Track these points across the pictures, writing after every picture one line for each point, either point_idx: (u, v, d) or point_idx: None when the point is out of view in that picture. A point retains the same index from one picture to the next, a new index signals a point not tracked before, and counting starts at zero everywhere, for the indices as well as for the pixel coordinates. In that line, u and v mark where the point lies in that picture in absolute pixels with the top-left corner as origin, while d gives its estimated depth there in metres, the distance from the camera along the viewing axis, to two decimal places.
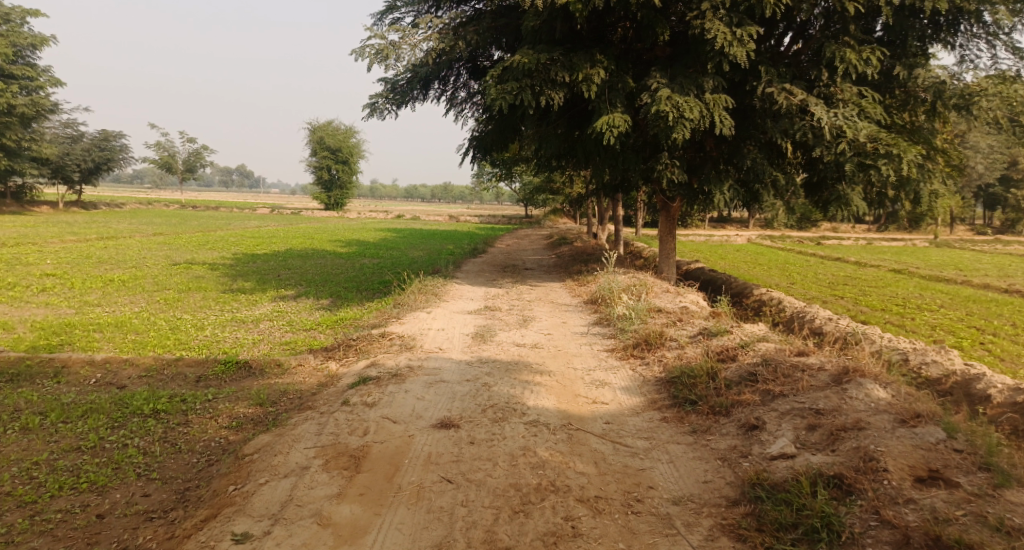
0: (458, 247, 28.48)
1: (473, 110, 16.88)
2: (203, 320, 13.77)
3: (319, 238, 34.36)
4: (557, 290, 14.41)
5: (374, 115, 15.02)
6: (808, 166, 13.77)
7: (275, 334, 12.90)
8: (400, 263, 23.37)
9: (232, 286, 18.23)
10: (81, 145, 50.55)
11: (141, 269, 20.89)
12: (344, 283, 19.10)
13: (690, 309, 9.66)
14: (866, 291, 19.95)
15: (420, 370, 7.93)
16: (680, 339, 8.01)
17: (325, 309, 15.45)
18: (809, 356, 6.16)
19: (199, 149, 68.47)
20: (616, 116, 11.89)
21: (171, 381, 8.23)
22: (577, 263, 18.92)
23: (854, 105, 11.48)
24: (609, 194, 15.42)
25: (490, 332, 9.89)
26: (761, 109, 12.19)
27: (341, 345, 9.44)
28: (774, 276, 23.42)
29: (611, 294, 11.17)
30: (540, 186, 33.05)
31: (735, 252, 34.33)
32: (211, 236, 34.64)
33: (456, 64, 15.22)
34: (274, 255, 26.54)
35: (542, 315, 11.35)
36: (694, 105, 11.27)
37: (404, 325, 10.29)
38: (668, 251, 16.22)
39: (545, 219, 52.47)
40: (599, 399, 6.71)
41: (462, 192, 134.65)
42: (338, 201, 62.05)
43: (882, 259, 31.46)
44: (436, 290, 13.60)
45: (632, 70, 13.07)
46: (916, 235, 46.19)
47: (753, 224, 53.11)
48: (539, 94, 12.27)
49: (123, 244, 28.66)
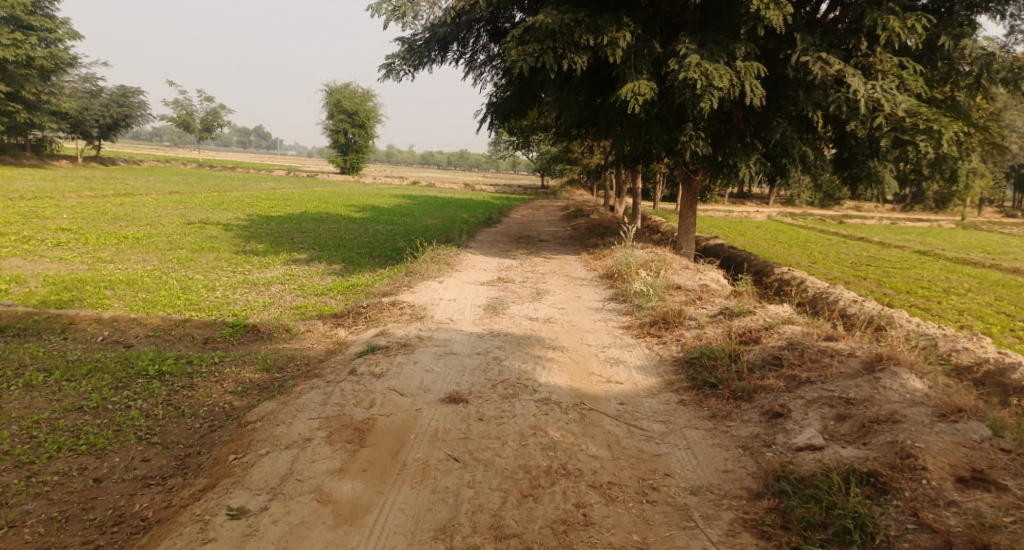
0: (473, 216, 28.19)
1: (492, 74, 16.44)
2: (214, 281, 13.65)
3: (334, 202, 34.15)
4: (573, 263, 14.11)
5: (390, 76, 14.65)
6: (838, 141, 13.30)
7: (285, 297, 12.76)
8: (414, 230, 23.15)
9: (245, 248, 18.11)
10: (100, 101, 50.45)
11: (155, 228, 20.82)
12: (357, 248, 18.91)
13: (709, 287, 9.37)
14: (890, 273, 19.48)
15: (430, 341, 7.74)
16: (699, 318, 7.74)
17: (337, 274, 15.28)
18: (837, 341, 5.88)
19: (217, 109, 68.24)
20: (642, 83, 11.46)
21: (178, 343, 8.09)
22: (593, 235, 18.59)
23: (893, 77, 11.03)
24: (630, 165, 15.02)
25: (503, 304, 9.66)
26: (794, 79, 11.71)
27: (350, 312, 9.25)
28: (794, 255, 22.96)
29: (629, 270, 10.86)
30: (557, 156, 32.56)
31: (754, 229, 33.77)
32: (226, 196, 34.57)
33: (476, 25, 14.77)
34: (289, 218, 26.40)
35: (556, 288, 11.09)
36: (723, 73, 10.82)
37: (415, 294, 10.08)
38: (688, 225, 15.85)
39: (561, 190, 51.96)
40: (614, 378, 6.48)
41: (479, 160, 133.83)
42: (354, 164, 61.73)
43: (906, 241, 30.81)
44: (449, 258, 13.36)
45: (659, 35, 12.58)
46: (941, 217, 45.21)
47: (773, 201, 52.28)
48: (562, 57, 11.84)
49: (138, 201, 28.63)
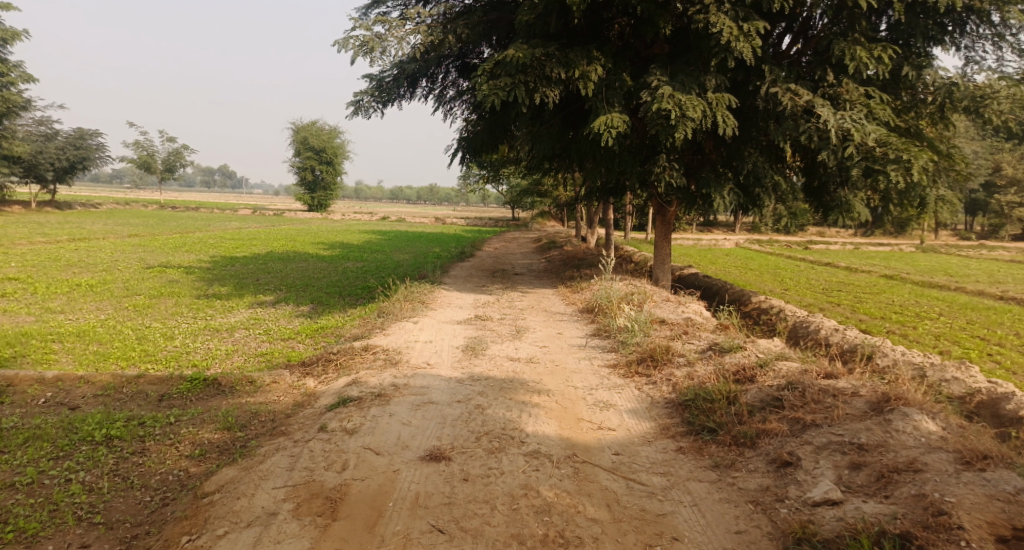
0: (444, 251, 27.78)
1: (462, 109, 16.24)
2: (174, 329, 12.95)
3: (301, 240, 33.45)
4: (549, 297, 13.78)
5: (358, 112, 14.31)
6: (808, 169, 13.34)
7: (250, 344, 12.13)
8: (384, 267, 22.63)
9: (208, 292, 17.40)
10: (56, 144, 49.13)
11: (112, 273, 19.93)
12: (326, 288, 18.32)
13: (694, 320, 9.08)
14: (862, 297, 19.56)
15: (406, 390, 7.25)
16: (688, 355, 7.41)
17: (305, 316, 14.68)
18: (838, 378, 5.57)
19: (179, 148, 67.15)
20: (614, 116, 11.32)
21: (130, 402, 7.47)
22: (567, 268, 18.32)
23: (862, 106, 11.01)
24: (603, 197, 14.85)
25: (481, 344, 9.23)
26: (764, 109, 11.70)
27: (319, 360, 8.70)
28: (767, 282, 23.00)
29: (609, 304, 10.52)
30: (528, 189, 32.46)
31: (724, 256, 33.99)
32: (189, 238, 33.63)
33: (445, 61, 14.58)
34: (254, 258, 25.66)
35: (535, 325, 10.69)
36: (696, 105, 10.73)
37: (389, 337, 9.59)
38: (663, 256, 15.69)
39: (531, 222, 51.87)
40: (605, 424, 6.08)
41: (447, 194, 134.10)
42: (321, 202, 61.02)
43: (873, 265, 31.24)
44: (422, 297, 12.91)
45: (630, 68, 12.52)
46: (903, 239, 46.15)
47: (740, 228, 52.93)
48: (534, 91, 11.66)
49: (95, 246, 27.57)
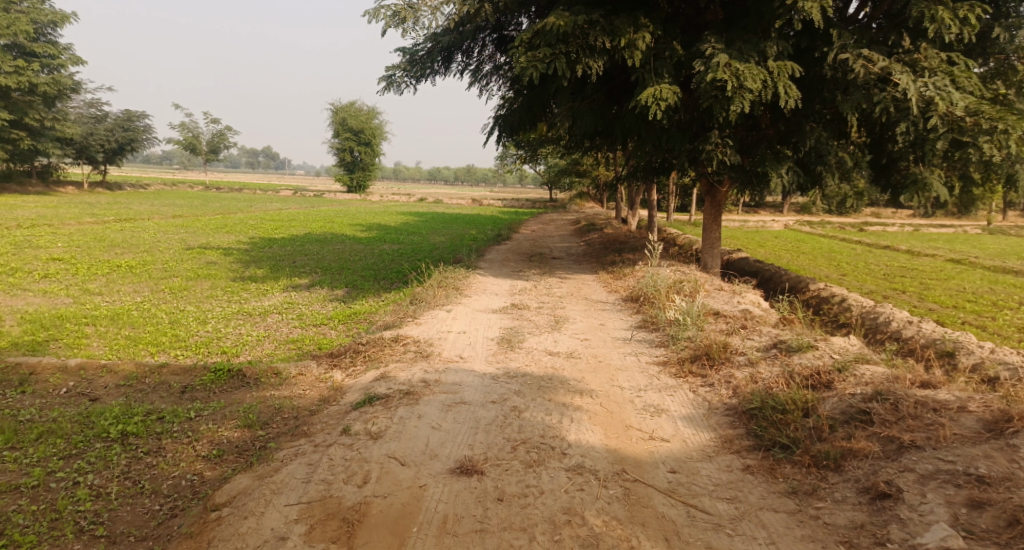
0: (481, 233, 27.23)
1: (500, 85, 15.53)
2: (207, 313, 12.67)
3: (339, 222, 33.27)
4: (592, 283, 13.06)
5: (391, 88, 13.73)
6: (875, 146, 12.32)
7: (282, 329, 11.77)
8: (421, 249, 22.17)
9: (243, 274, 17.18)
10: (104, 126, 49.98)
11: (151, 254, 19.93)
12: (361, 271, 17.94)
13: (752, 313, 8.30)
14: (926, 284, 18.33)
15: (437, 387, 6.70)
16: (749, 354, 6.68)
17: (340, 301, 14.28)
18: (937, 390, 4.84)
19: (223, 130, 68.01)
20: (664, 88, 10.50)
21: (150, 394, 7.07)
22: (609, 251, 17.56)
23: (943, 74, 9.91)
24: (649, 177, 14.03)
25: (519, 336, 8.62)
26: (831, 79, 10.71)
27: (347, 351, 8.20)
28: (820, 267, 21.84)
29: (657, 293, 9.77)
30: (566, 170, 31.62)
31: (773, 239, 32.67)
32: (230, 219, 33.80)
33: (481, 33, 13.91)
34: (292, 240, 25.51)
35: (576, 315, 10.02)
36: (756, 73, 9.82)
37: (421, 327, 9.05)
38: (712, 240, 14.81)
39: (570, 203, 50.94)
40: (659, 433, 5.43)
41: (486, 176, 133.73)
42: (361, 183, 61.15)
43: (934, 249, 29.60)
44: (458, 282, 12.34)
45: (681, 36, 11.62)
46: (963, 222, 43.84)
47: (787, 210, 51.10)
48: (577, 62, 10.91)
49: (139, 227, 27.81)
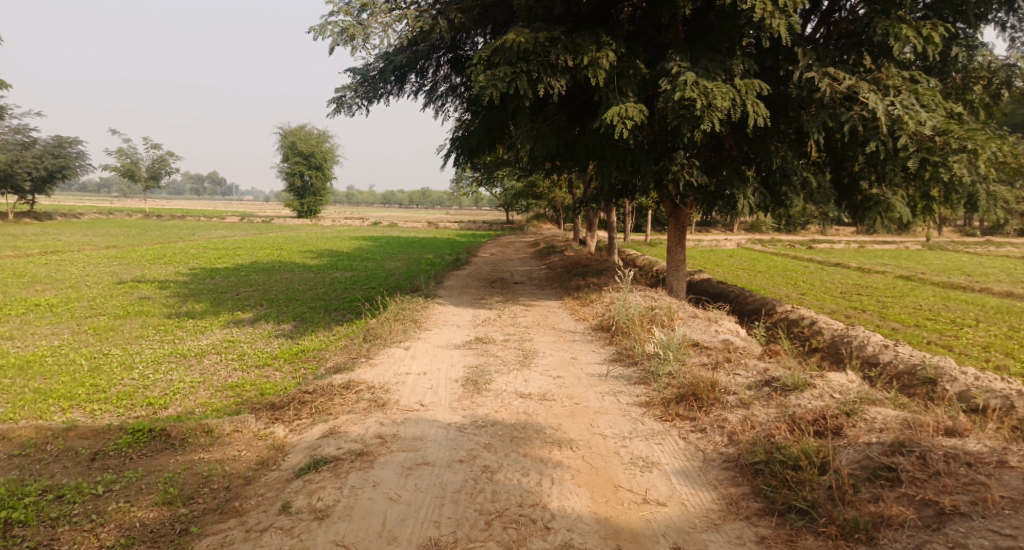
0: (437, 258, 26.38)
1: (455, 106, 14.88)
2: (134, 357, 11.48)
3: (288, 249, 31.89)
4: (556, 311, 12.40)
5: (341, 110, 12.92)
6: (837, 166, 12.14)
7: (219, 372, 10.69)
8: (374, 276, 21.22)
9: (180, 310, 15.94)
10: (34, 153, 47.36)
11: (79, 290, 18.43)
12: (310, 302, 16.89)
13: (735, 344, 7.71)
14: (885, 302, 18.31)
15: (394, 444, 5.84)
16: (739, 393, 6.05)
17: (286, 337, 13.22)
18: (970, 447, 4.32)
19: (164, 156, 65.57)
20: (629, 106, 10.02)
21: (52, 465, 6.05)
22: (571, 275, 16.96)
23: (910, 92, 9.61)
24: (613, 199, 13.55)
25: (485, 377, 7.82)
26: (797, 98, 10.39)
27: (290, 401, 7.26)
28: (780, 286, 21.74)
29: (631, 323, 9.14)
30: (522, 193, 31.14)
31: (729, 258, 32.75)
32: (170, 249, 32.13)
33: (436, 52, 13.28)
34: (237, 270, 24.16)
35: (544, 348, 9.27)
36: (725, 92, 9.40)
37: (375, 369, 8.16)
38: (677, 263, 14.39)
39: (526, 224, 50.56)
40: (652, 494, 4.76)
41: (439, 199, 133.19)
42: (311, 208, 59.56)
43: (884, 264, 30.14)
44: (414, 314, 11.50)
45: (643, 54, 11.19)
46: (906, 237, 45.15)
47: (738, 228, 51.85)
48: (538, 81, 10.35)
49: (68, 259, 26.02)
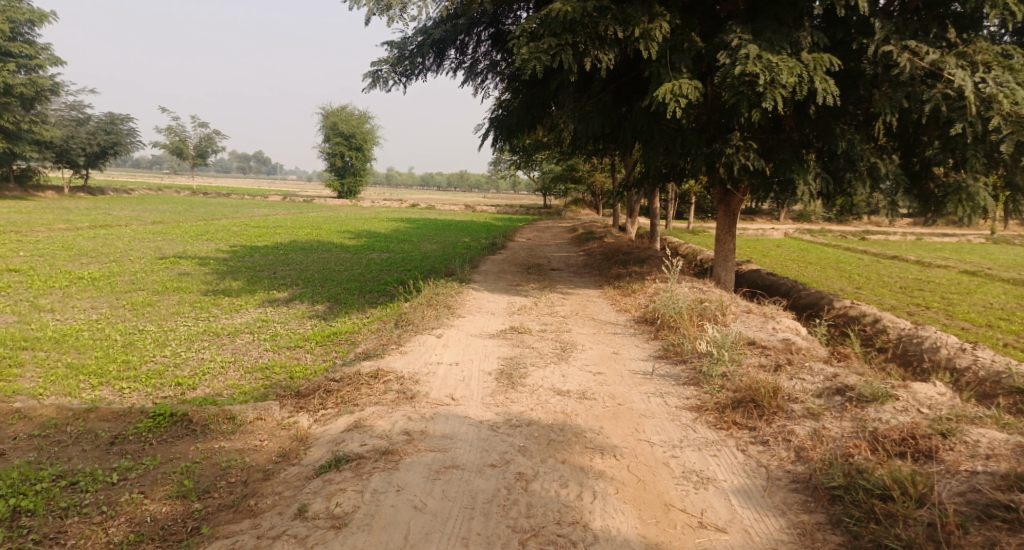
0: (475, 241, 25.96)
1: (495, 84, 14.35)
2: (168, 334, 11.32)
3: (327, 228, 31.81)
4: (597, 300, 11.86)
5: (377, 84, 12.50)
6: (907, 151, 11.29)
7: (250, 353, 10.45)
8: (411, 258, 20.90)
9: (217, 287, 15.85)
10: (87, 129, 48.42)
11: (121, 265, 18.55)
12: (345, 283, 16.65)
13: (795, 343, 7.09)
14: (949, 299, 17.23)
15: (422, 442, 5.43)
16: (806, 401, 5.47)
17: (319, 318, 12.95)
18: None
19: (211, 134, 66.58)
20: (683, 83, 9.40)
21: (69, 447, 5.77)
22: (612, 263, 16.36)
23: (1004, 66, 8.73)
24: (659, 183, 12.90)
25: (520, 370, 7.35)
26: (869, 75, 9.59)
27: (315, 389, 6.90)
28: (833, 279, 20.71)
29: (679, 317, 8.54)
30: (562, 176, 30.45)
31: (776, 249, 31.57)
32: (213, 226, 32.40)
33: (476, 27, 12.77)
34: (276, 248, 24.15)
35: (584, 340, 8.75)
36: (790, 67, 8.70)
37: (406, 357, 7.76)
38: (725, 252, 13.66)
39: (565, 209, 49.80)
40: (709, 517, 4.31)
41: (478, 182, 132.99)
42: (351, 189, 59.78)
43: (944, 258, 28.64)
44: (449, 299, 11.09)
45: (700, 27, 10.47)
46: (966, 230, 42.98)
47: (785, 217, 50.17)
48: (585, 55, 9.80)
49: (114, 234, 26.35)
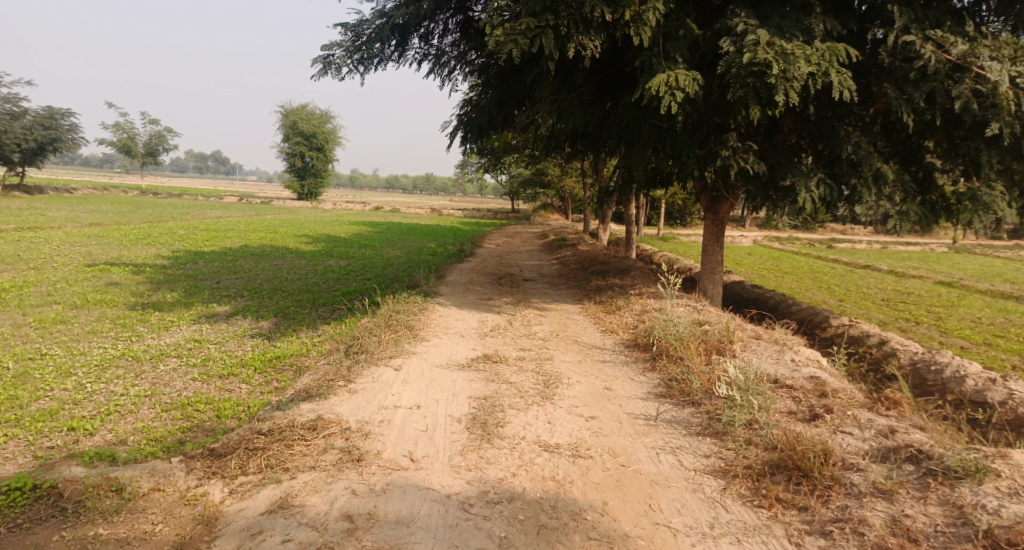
0: (441, 247, 24.51)
1: (463, 78, 13.02)
2: (77, 359, 9.63)
3: (282, 232, 29.86)
4: (576, 318, 10.60)
5: (328, 71, 11.03)
6: (909, 157, 10.34)
7: (173, 383, 8.87)
8: (370, 266, 19.32)
9: (148, 299, 14.09)
10: (24, 124, 45.22)
11: (41, 273, 16.54)
12: (296, 295, 15.04)
13: (825, 382, 5.87)
14: (937, 312, 16.46)
15: (367, 535, 4.21)
16: (869, 471, 4.29)
17: (262, 337, 11.38)
18: None
19: (162, 131, 63.57)
20: (679, 74, 8.22)
21: None
22: (588, 273, 15.12)
23: None
24: (644, 189, 11.72)
25: (496, 416, 5.98)
26: (886, 68, 8.58)
27: (236, 444, 5.37)
28: (814, 289, 19.87)
29: (680, 345, 7.30)
30: (531, 180, 29.20)
31: (749, 256, 30.86)
32: (157, 228, 30.16)
33: (443, 11, 11.43)
34: (223, 253, 22.29)
35: (568, 372, 7.39)
36: (807, 55, 7.59)
37: (354, 399, 6.34)
38: (713, 264, 12.53)
39: (532, 213, 48.55)
40: None
41: (443, 185, 131.31)
42: (311, 191, 57.54)
43: (916, 267, 28.30)
44: (410, 318, 9.69)
45: (695, 13, 9.28)
46: (930, 238, 43.17)
47: (753, 224, 49.88)
48: (568, 39, 8.58)
49: (44, 237, 24.03)
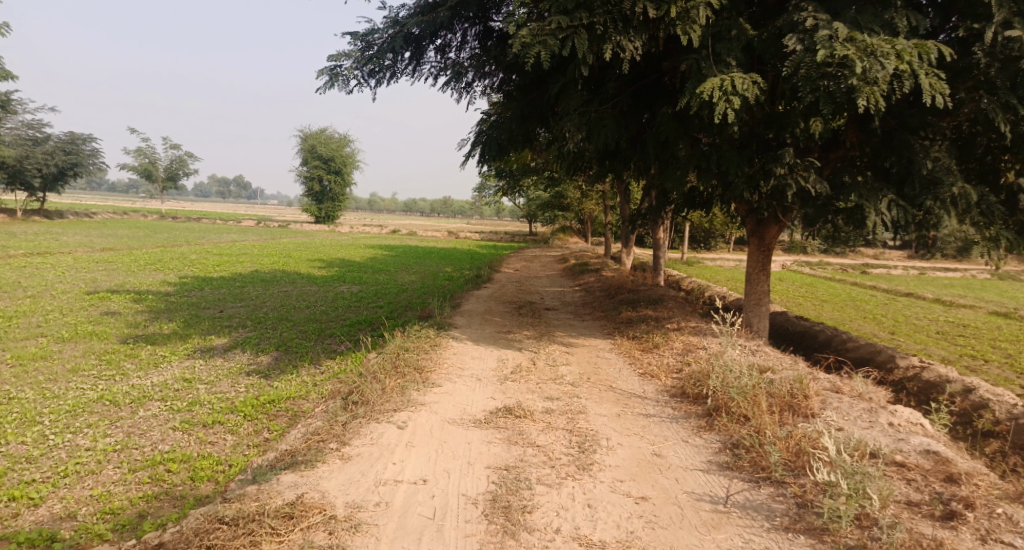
0: (459, 272, 23.36)
1: (482, 92, 11.98)
2: (48, 404, 8.55)
3: (296, 257, 28.91)
4: (608, 356, 9.35)
5: (335, 83, 10.03)
6: (989, 176, 9.04)
7: (151, 432, 7.73)
8: (384, 293, 18.19)
9: (143, 332, 13.03)
10: (45, 148, 45.12)
11: (37, 301, 15.59)
12: (303, 325, 13.91)
13: (947, 460, 4.67)
14: (1003, 347, 14.91)
15: None
16: None
17: (260, 375, 10.24)
18: None
19: (183, 156, 63.58)
20: (735, 78, 7.05)
21: None
22: (617, 303, 13.86)
23: None
24: (682, 212, 10.48)
25: (522, 495, 4.75)
26: (979, 70, 7.35)
27: (188, 539, 4.21)
28: (860, 320, 18.37)
29: (743, 400, 6.01)
30: (554, 204, 28.08)
31: (782, 282, 29.36)
32: (169, 253, 29.35)
33: (462, 19, 10.43)
34: (232, 279, 21.27)
35: (607, 430, 6.13)
36: (895, 51, 6.38)
37: (345, 469, 5.16)
38: (758, 295, 11.21)
39: (552, 237, 47.31)
40: None
41: (461, 209, 130.99)
42: (329, 215, 56.93)
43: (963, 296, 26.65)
44: (421, 357, 8.49)
45: (749, 13, 8.14)
46: (970, 262, 41.22)
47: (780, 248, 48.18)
48: (604, 40, 7.47)
49: (50, 263, 23.25)
